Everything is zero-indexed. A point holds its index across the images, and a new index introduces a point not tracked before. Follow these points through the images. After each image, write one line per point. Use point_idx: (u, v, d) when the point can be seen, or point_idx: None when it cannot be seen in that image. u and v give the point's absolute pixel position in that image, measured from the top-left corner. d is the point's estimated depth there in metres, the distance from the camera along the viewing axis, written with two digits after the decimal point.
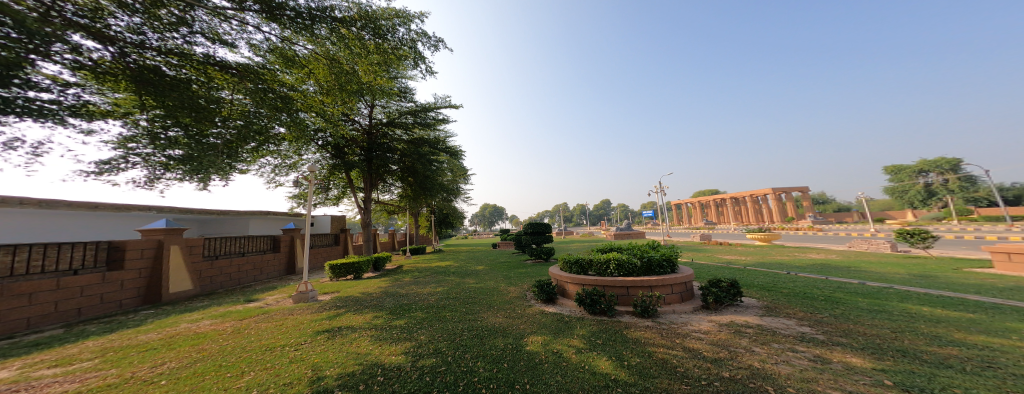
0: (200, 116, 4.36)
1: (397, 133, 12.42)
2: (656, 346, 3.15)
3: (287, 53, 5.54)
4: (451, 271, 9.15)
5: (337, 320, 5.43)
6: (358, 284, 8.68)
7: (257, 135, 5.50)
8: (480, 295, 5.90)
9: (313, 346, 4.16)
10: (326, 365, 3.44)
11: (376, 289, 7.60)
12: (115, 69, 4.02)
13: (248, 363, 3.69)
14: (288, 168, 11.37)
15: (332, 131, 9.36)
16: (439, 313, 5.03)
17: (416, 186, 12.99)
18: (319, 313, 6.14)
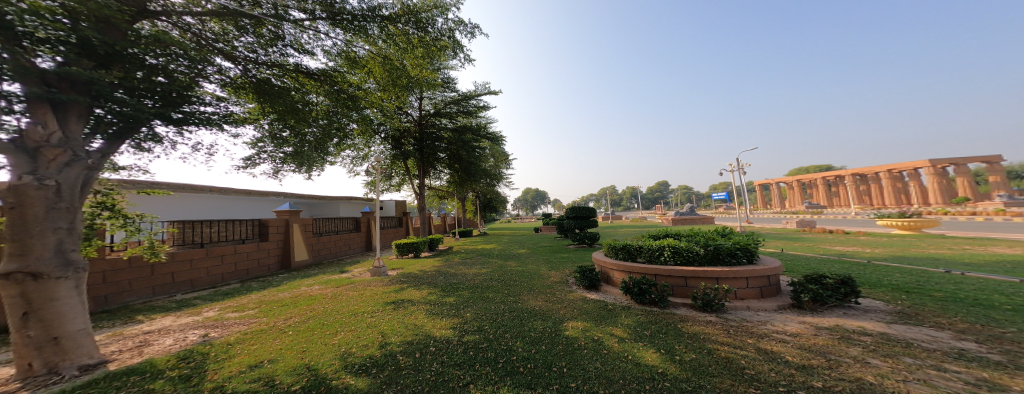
0: (299, 116, 5.49)
1: (443, 122, 13.16)
2: (720, 344, 2.48)
3: (350, 55, 6.09)
4: (498, 253, 9.54)
5: (401, 294, 6.24)
6: (417, 262, 9.76)
7: (339, 131, 6.62)
8: (523, 278, 6.03)
9: (383, 315, 4.87)
10: (392, 332, 4.02)
11: (432, 268, 8.38)
12: (244, 83, 5.00)
13: (341, 324, 4.54)
14: (360, 159, 13.00)
15: (391, 125, 10.40)
16: (483, 293, 5.34)
17: (463, 172, 13.78)
18: (388, 286, 7.08)
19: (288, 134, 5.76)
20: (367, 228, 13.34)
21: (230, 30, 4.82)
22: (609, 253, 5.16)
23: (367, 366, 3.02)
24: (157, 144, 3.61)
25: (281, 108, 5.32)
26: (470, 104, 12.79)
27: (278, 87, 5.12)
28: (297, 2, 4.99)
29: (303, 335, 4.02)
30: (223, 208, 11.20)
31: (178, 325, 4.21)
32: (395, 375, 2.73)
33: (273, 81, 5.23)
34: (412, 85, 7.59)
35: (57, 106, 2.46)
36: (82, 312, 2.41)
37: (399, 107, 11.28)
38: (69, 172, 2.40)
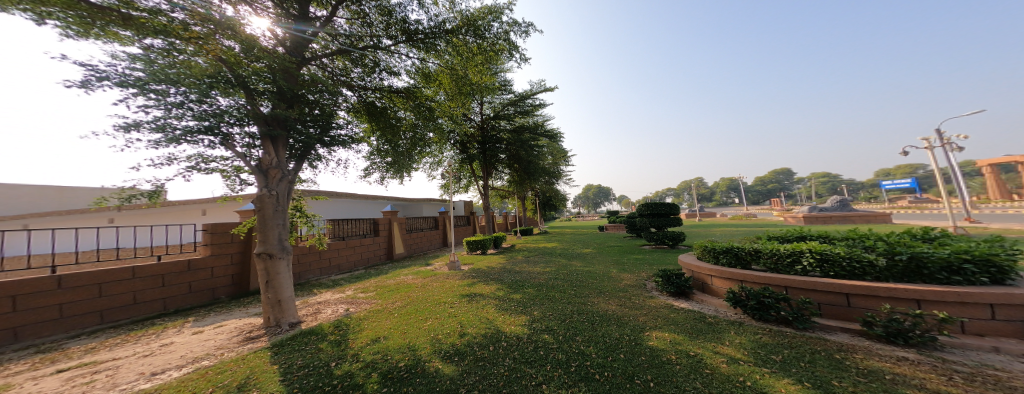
0: (393, 132, 6.69)
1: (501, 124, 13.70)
2: (917, 386, 1.76)
3: (424, 70, 6.81)
4: (563, 253, 9.33)
5: (473, 287, 6.65)
6: (486, 258, 10.37)
7: (421, 142, 7.33)
8: (593, 279, 5.71)
9: (460, 307, 5.23)
10: (468, 323, 4.29)
11: (498, 264, 8.78)
12: (358, 107, 6.32)
13: (429, 311, 5.06)
14: (435, 164, 14.32)
15: (459, 131, 11.29)
16: (549, 292, 5.26)
17: (523, 171, 14.11)
18: (463, 280, 7.62)
19: (387, 148, 7.02)
20: (444, 226, 14.73)
21: (348, 65, 6.14)
22: (708, 258, 4.15)
23: (451, 353, 3.30)
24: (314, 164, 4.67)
25: (382, 126, 6.60)
26: (525, 103, 13.14)
27: (380, 107, 6.29)
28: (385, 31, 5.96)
29: (402, 318, 4.61)
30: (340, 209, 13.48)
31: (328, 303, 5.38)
32: (474, 365, 2.91)
33: (376, 103, 6.43)
34: (474, 91, 8.01)
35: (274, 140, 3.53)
36: (290, 284, 3.46)
37: (463, 113, 12.20)
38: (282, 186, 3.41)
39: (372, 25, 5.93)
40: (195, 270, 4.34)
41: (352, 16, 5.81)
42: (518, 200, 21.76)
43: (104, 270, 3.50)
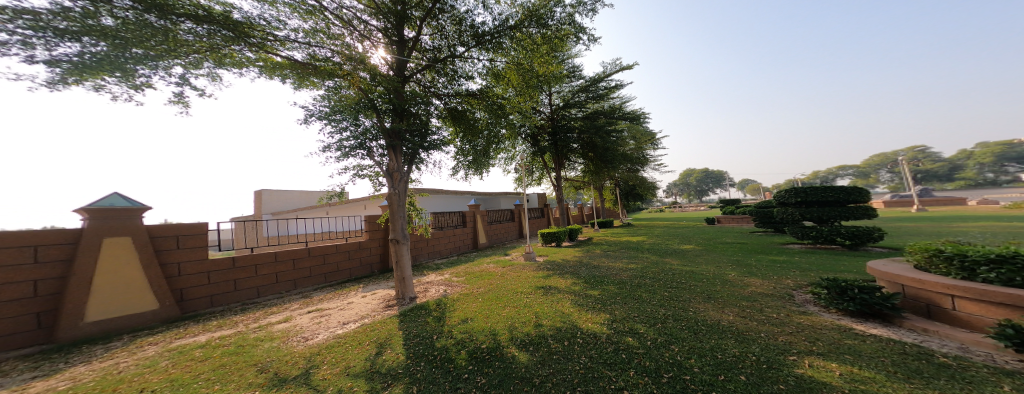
0: (472, 132, 7.29)
1: (572, 113, 13.41)
2: None
3: (493, 69, 7.18)
4: (650, 250, 8.50)
5: (548, 280, 6.63)
6: (560, 250, 10.37)
7: (495, 138, 7.73)
8: (697, 281, 4.93)
9: (535, 298, 5.29)
10: (543, 315, 4.27)
11: (573, 257, 8.59)
12: (444, 113, 7.18)
13: (505, 299, 5.27)
14: (508, 159, 14.91)
15: (529, 124, 11.52)
16: (632, 290, 4.86)
17: (598, 159, 13.46)
18: (539, 271, 7.73)
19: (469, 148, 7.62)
20: (518, 217, 16.13)
21: (435, 77, 7.14)
22: (948, 273, 2.64)
23: (526, 342, 3.33)
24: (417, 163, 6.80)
25: (464, 128, 7.29)
26: (595, 88, 12.59)
27: (460, 110, 7.02)
28: (458, 39, 6.67)
29: (484, 305, 5.11)
30: (430, 204, 15.14)
31: (435, 294, 6.56)
32: (548, 357, 2.87)
33: (458, 107, 7.17)
34: (542, 82, 8.00)
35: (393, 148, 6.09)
36: (408, 266, 5.93)
37: (533, 106, 12.38)
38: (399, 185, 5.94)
39: (449, 36, 6.69)
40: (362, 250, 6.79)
41: (433, 31, 6.62)
42: (595, 191, 20.70)
43: (326, 248, 5.89)
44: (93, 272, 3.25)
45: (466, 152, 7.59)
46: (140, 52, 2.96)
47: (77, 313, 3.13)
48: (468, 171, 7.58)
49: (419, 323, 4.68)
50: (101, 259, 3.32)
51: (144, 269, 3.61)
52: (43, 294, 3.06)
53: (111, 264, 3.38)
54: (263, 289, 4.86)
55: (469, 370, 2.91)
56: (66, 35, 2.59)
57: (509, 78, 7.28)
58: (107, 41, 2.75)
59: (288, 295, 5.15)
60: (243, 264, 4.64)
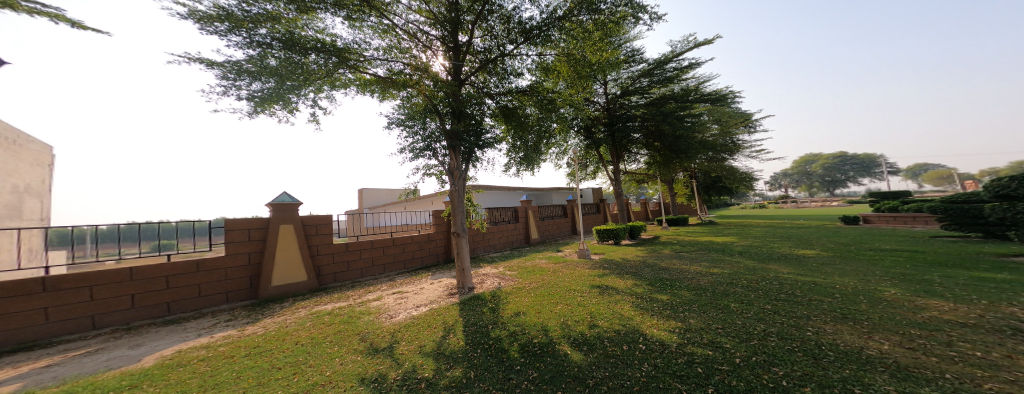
0: (523, 128, 7.36)
1: (631, 101, 12.72)
2: None
3: (543, 63, 7.21)
4: (743, 255, 7.35)
5: (604, 279, 6.34)
6: (618, 249, 9.92)
7: (546, 133, 7.70)
8: (814, 297, 4.06)
9: (590, 297, 5.12)
10: (599, 315, 4.12)
11: (633, 257, 8.04)
12: (496, 111, 7.41)
13: (559, 296, 5.23)
14: (560, 153, 14.68)
15: (582, 116, 11.18)
16: (705, 299, 4.35)
17: (667, 149, 12.53)
18: (594, 269, 7.49)
19: (519, 144, 7.67)
20: (571, 213, 15.96)
21: (487, 78, 7.40)
22: None
23: (580, 341, 3.26)
24: (473, 161, 7.25)
25: (515, 126, 7.43)
26: (659, 72, 12.01)
27: (511, 108, 7.18)
28: (507, 38, 6.85)
29: (536, 300, 5.18)
30: (487, 199, 15.77)
31: (490, 286, 6.84)
32: (604, 359, 2.77)
33: (510, 105, 7.34)
34: (595, 71, 7.75)
35: (455, 151, 6.69)
36: (467, 259, 6.51)
37: (586, 97, 12.02)
38: (459, 182, 6.64)
39: (498, 34, 6.86)
40: (429, 241, 8.63)
41: (484, 33, 6.84)
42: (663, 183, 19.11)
43: (404, 239, 7.85)
44: (276, 248, 5.45)
45: (517, 149, 7.68)
46: (287, 83, 5.30)
47: (268, 279, 5.29)
48: (520, 166, 7.66)
49: (476, 312, 4.93)
50: (279, 240, 5.50)
51: (300, 248, 5.76)
52: (252, 263, 5.22)
53: (283, 246, 5.58)
54: (364, 271, 6.92)
55: (521, 364, 2.95)
56: (251, 75, 5.04)
57: (559, 70, 7.23)
58: (265, 73, 5.07)
59: (379, 276, 7.11)
60: (353, 247, 6.70)
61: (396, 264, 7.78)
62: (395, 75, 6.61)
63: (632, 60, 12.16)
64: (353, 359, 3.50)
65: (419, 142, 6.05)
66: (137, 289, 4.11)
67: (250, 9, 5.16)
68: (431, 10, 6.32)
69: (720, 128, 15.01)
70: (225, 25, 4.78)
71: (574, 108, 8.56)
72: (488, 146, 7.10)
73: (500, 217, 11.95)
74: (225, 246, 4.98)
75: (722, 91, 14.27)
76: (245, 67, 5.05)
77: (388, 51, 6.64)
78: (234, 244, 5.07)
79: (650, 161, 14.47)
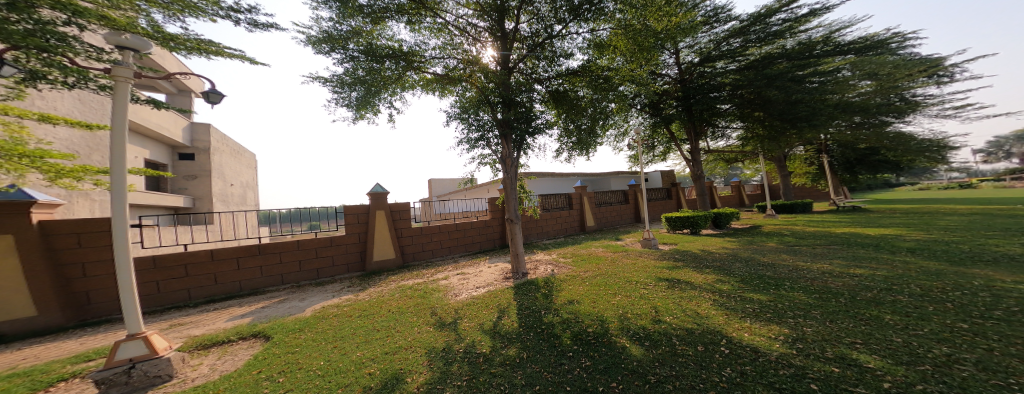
0: (576, 111, 7.07)
1: (718, 67, 11.10)
2: None
3: (598, 39, 6.84)
4: (908, 257, 5.62)
5: (676, 272, 5.83)
6: (694, 241, 9.00)
7: (602, 115, 7.25)
8: (984, 316, 3.04)
9: (657, 290, 4.81)
10: (666, 311, 3.86)
11: (713, 251, 7.17)
12: (546, 97, 7.29)
13: (618, 287, 5.09)
14: (622, 135, 13.87)
15: (647, 92, 10.21)
16: (802, 306, 3.67)
17: (767, 118, 10.10)
18: (661, 261, 6.96)
19: (572, 127, 7.37)
20: (634, 199, 15.07)
21: (537, 63, 7.26)
22: None
23: (641, 336, 3.14)
24: (525, 149, 7.32)
25: (568, 110, 7.17)
26: (755, 30, 10.73)
27: (562, 91, 7.03)
28: (557, 19, 6.74)
29: (592, 290, 5.10)
30: (539, 186, 15.78)
31: (543, 272, 6.96)
32: (669, 357, 2.64)
33: (562, 89, 7.22)
34: (660, 40, 7.03)
35: (508, 142, 6.89)
36: (520, 245, 6.70)
37: (653, 69, 11.02)
38: (511, 170, 6.89)
39: (545, 17, 6.72)
40: (487, 227, 9.67)
41: (530, 17, 6.75)
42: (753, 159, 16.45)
43: (466, 223, 9.18)
44: (375, 229, 7.58)
45: (570, 134, 7.41)
46: (368, 88, 6.21)
47: (371, 255, 7.47)
48: (575, 151, 7.35)
49: (530, 297, 5.10)
50: (376, 223, 7.63)
51: (389, 230, 7.79)
52: (360, 241, 7.49)
53: (375, 229, 7.60)
54: (436, 251, 8.62)
55: (573, 351, 2.98)
56: (348, 87, 6.23)
57: (614, 45, 6.81)
58: (356, 83, 6.12)
59: (446, 256, 8.70)
60: (427, 230, 8.46)
61: (458, 247, 9.06)
62: (451, 72, 7.02)
63: (715, 20, 10.70)
64: (427, 329, 4.05)
65: (473, 133, 6.33)
66: (300, 257, 6.69)
67: (341, 28, 6.12)
68: (477, 1, 6.41)
69: (876, 83, 10.75)
70: (329, 45, 6.03)
71: (636, 85, 7.77)
72: (538, 132, 7.07)
73: (557, 204, 11.99)
74: (347, 227, 7.33)
75: (872, 35, 11.69)
76: (347, 80, 6.21)
77: (444, 48, 7.00)
78: (352, 225, 7.39)
79: (745, 135, 12.12)
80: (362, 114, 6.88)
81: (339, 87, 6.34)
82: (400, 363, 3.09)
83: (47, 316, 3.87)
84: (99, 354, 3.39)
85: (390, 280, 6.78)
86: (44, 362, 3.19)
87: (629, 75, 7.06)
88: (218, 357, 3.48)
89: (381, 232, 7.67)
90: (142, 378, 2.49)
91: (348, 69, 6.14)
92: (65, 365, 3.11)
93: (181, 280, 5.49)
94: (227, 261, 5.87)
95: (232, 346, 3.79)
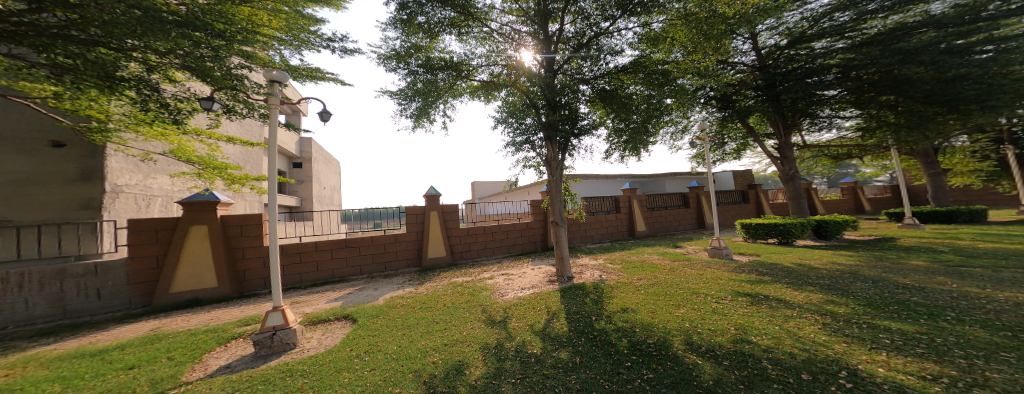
0: (626, 109, 6.79)
1: (817, 47, 9.32)
2: None
3: (651, 34, 6.52)
4: None
5: (760, 287, 5.17)
6: (783, 253, 7.81)
7: (657, 112, 6.78)
8: None
9: (737, 306, 4.34)
10: (756, 331, 3.47)
11: (808, 269, 6.16)
12: (595, 97, 7.17)
13: (683, 298, 4.78)
14: (681, 132, 12.82)
15: (713, 85, 9.26)
16: (944, 340, 2.98)
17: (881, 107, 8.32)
18: (737, 273, 6.22)
19: (621, 126, 7.10)
20: (696, 203, 13.70)
21: (582, 65, 7.20)
22: None
23: (717, 355, 2.93)
24: (569, 151, 7.39)
25: (617, 109, 6.93)
26: None
27: (611, 89, 6.85)
28: (604, 17, 6.65)
29: (649, 299, 4.87)
30: (583, 188, 15.39)
31: (590, 277, 6.84)
32: (758, 381, 2.40)
33: (607, 88, 7.08)
34: (731, 26, 6.37)
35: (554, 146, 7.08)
36: (565, 248, 6.70)
37: (722, 59, 9.94)
38: (556, 173, 6.97)
39: (590, 16, 6.72)
40: (529, 230, 9.84)
41: (575, 17, 6.80)
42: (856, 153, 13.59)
43: (508, 225, 9.50)
44: (430, 228, 8.35)
45: (621, 133, 7.12)
46: (428, 99, 6.94)
47: (427, 252, 8.23)
48: (628, 152, 7.04)
49: (578, 302, 5.09)
50: (432, 223, 8.40)
51: (442, 229, 8.50)
52: (419, 238, 8.31)
53: (430, 228, 8.34)
54: (482, 252, 9.10)
55: (632, 361, 2.93)
56: (409, 99, 7.04)
57: (671, 38, 6.48)
58: (418, 94, 6.88)
59: (490, 257, 9.12)
60: (474, 231, 8.98)
61: (501, 248, 9.39)
62: (496, 78, 7.37)
63: None
64: (479, 326, 4.36)
65: (518, 136, 6.64)
66: (373, 251, 7.71)
67: (405, 46, 6.91)
68: (521, 8, 6.68)
69: None
70: (395, 62, 6.86)
71: (701, 77, 7.08)
72: (585, 133, 7.14)
73: (604, 207, 11.59)
74: (409, 225, 8.22)
75: None
76: (408, 93, 7.01)
77: (488, 56, 7.38)
78: (413, 224, 8.27)
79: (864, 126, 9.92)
80: (420, 123, 7.66)
81: (403, 100, 7.18)
82: (458, 355, 3.40)
83: (221, 287, 5.33)
84: (253, 320, 4.50)
85: (442, 276, 7.37)
86: (219, 324, 4.33)
87: (691, 67, 6.52)
88: (323, 333, 4.27)
89: (435, 231, 8.39)
90: (279, 343, 3.49)
91: (409, 82, 6.91)
92: (233, 326, 4.24)
93: (297, 265, 6.84)
94: (323, 251, 7.11)
95: (331, 325, 4.61)
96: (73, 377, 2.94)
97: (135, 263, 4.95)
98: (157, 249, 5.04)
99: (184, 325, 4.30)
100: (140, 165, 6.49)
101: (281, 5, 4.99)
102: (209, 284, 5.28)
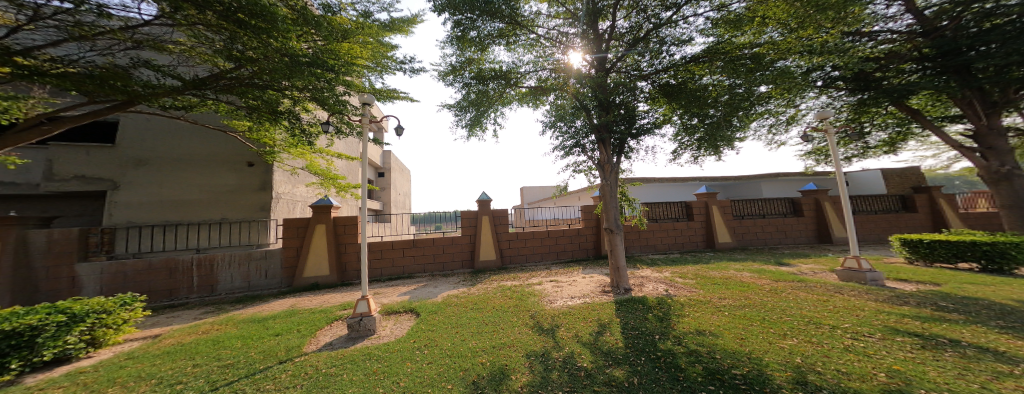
0: (700, 103, 5.58)
1: None
2: None
3: (730, 15, 5.47)
4: None
5: (937, 328, 3.62)
6: (970, 284, 5.47)
7: (743, 104, 5.58)
8: None
9: (885, 346, 3.15)
10: (931, 382, 2.34)
11: (1013, 309, 4.18)
12: (656, 92, 6.22)
13: (792, 327, 3.75)
14: (786, 123, 10.42)
15: (834, 63, 7.18)
16: None
17: None
18: (889, 305, 4.56)
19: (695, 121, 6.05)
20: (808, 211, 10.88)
21: (643, 60, 6.47)
22: None
23: None
24: (625, 154, 6.76)
25: (686, 104, 5.78)
26: None
27: (677, 83, 5.84)
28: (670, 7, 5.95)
29: (735, 323, 3.97)
30: (645, 193, 13.87)
31: (653, 290, 6.03)
32: None
33: (672, 82, 6.08)
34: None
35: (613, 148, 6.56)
36: (622, 257, 6.06)
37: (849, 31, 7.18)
38: (608, 177, 6.40)
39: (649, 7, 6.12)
40: (581, 237, 9.30)
41: (629, 11, 6.24)
42: None
43: (558, 231, 9.17)
44: (480, 232, 8.61)
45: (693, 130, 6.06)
46: (480, 108, 7.25)
47: (479, 255, 8.50)
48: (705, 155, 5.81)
49: (637, 317, 4.50)
50: (485, 227, 8.65)
51: (493, 233, 8.68)
52: (472, 241, 8.66)
53: (482, 233, 8.61)
54: (532, 256, 8.97)
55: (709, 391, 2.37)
56: (462, 110, 7.45)
57: (761, 15, 5.39)
58: (472, 105, 7.24)
59: (538, 262, 8.91)
60: (524, 236, 8.93)
61: (550, 254, 9.10)
62: (543, 83, 7.22)
63: None
64: (527, 332, 4.21)
65: (567, 140, 6.38)
66: (434, 252, 8.34)
67: (460, 61, 7.38)
68: (569, 10, 6.45)
69: None
70: (452, 76, 7.40)
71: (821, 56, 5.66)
72: (645, 132, 6.44)
73: (672, 214, 10.20)
74: (464, 229, 8.64)
75: None
76: (463, 104, 7.42)
77: (537, 62, 7.34)
78: (468, 228, 8.67)
79: None
80: (474, 132, 8.03)
81: (460, 111, 7.61)
82: (506, 358, 3.34)
83: (331, 276, 6.50)
84: (349, 306, 5.29)
85: (493, 279, 7.49)
86: (326, 306, 5.24)
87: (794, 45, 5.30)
88: (393, 323, 4.76)
89: (485, 235, 8.62)
90: (362, 329, 4.04)
91: (463, 94, 7.33)
92: (336, 309, 5.06)
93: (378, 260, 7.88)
94: (393, 250, 8.00)
95: (399, 317, 5.12)
96: (247, 337, 3.93)
97: (286, 251, 6.43)
98: (298, 241, 6.47)
99: (308, 304, 5.32)
100: (290, 177, 8.49)
101: (368, 37, 5.77)
102: (325, 272, 6.49)
